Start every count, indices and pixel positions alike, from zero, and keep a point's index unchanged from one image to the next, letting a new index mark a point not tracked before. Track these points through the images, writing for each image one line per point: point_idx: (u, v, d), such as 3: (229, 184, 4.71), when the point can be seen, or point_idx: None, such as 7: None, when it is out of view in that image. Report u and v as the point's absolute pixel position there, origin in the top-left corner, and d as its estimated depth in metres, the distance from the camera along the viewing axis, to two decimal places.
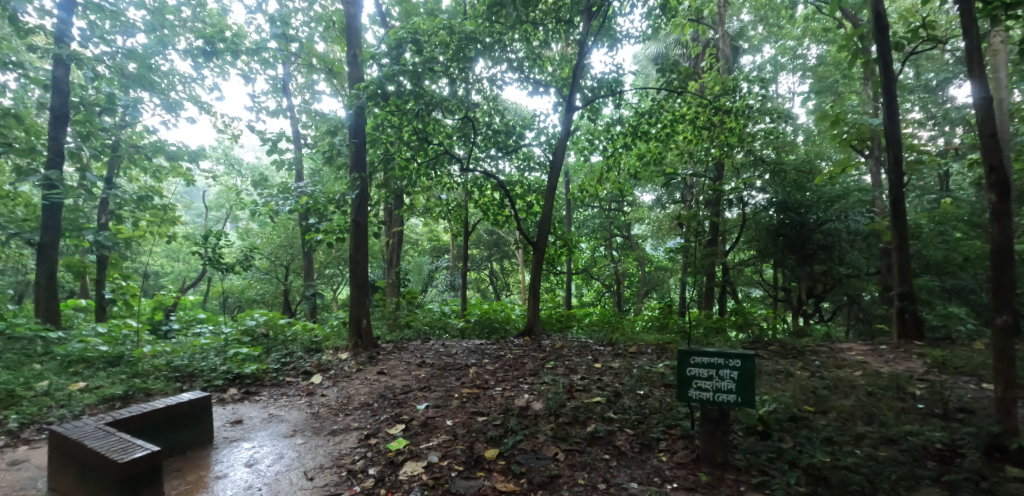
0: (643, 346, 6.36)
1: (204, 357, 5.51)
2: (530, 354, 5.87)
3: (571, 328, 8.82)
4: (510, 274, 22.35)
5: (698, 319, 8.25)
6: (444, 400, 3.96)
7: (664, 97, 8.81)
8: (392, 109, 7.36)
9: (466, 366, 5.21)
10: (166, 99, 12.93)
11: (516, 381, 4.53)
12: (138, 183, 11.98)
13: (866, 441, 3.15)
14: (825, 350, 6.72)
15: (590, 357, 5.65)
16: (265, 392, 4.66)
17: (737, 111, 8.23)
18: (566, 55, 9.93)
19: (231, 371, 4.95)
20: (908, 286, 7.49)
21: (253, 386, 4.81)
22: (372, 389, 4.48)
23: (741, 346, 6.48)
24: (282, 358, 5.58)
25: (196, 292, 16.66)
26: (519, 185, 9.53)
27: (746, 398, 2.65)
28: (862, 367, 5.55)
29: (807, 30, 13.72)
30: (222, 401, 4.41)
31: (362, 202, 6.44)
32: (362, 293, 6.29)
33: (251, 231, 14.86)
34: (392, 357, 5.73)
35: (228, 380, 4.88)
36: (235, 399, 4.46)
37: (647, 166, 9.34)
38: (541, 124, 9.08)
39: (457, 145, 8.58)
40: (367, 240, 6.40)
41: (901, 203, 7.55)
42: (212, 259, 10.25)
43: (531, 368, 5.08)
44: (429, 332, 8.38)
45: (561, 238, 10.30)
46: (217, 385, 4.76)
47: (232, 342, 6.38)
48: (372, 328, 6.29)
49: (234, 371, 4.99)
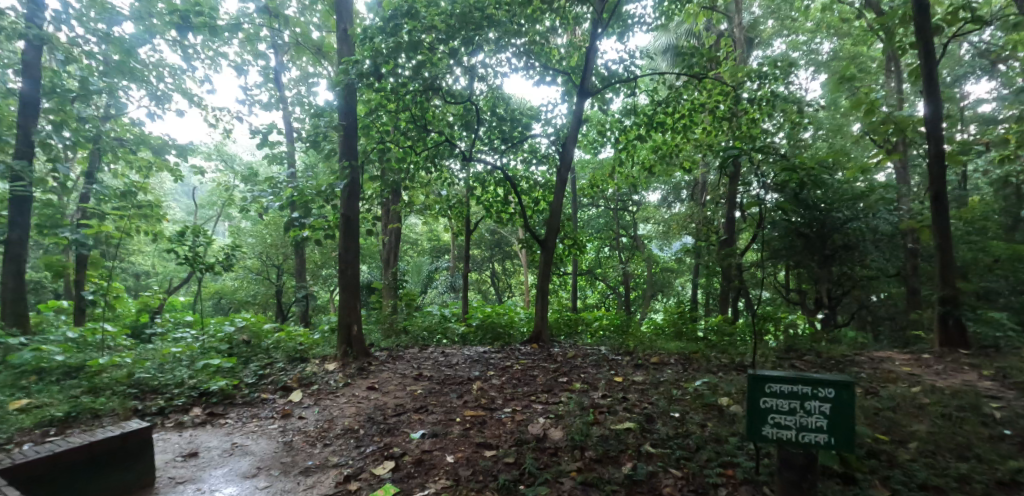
0: (665, 355, 5.73)
1: (172, 370, 4.87)
2: (541, 365, 5.24)
3: (581, 333, 8.19)
4: (512, 275, 21.73)
5: (720, 325, 7.60)
6: (444, 426, 3.32)
7: (683, 84, 8.09)
8: (389, 94, 6.71)
9: (469, 380, 4.57)
10: (154, 91, 12.36)
11: (527, 400, 3.90)
12: (122, 179, 11.36)
13: (974, 487, 2.53)
14: (865, 360, 6.09)
15: (607, 369, 5.02)
16: (233, 413, 4.02)
17: (763, 100, 7.56)
18: (574, 41, 9.25)
19: (196, 386, 4.33)
20: (951, 290, 6.84)
21: (221, 406, 4.17)
22: (359, 409, 3.84)
23: (773, 355, 5.83)
24: (260, 370, 4.95)
25: (186, 293, 16.01)
26: (525, 179, 8.86)
27: (842, 438, 2.03)
28: (916, 381, 4.92)
29: (823, 21, 13.08)
30: (180, 426, 3.77)
31: (352, 192, 5.76)
32: (352, 296, 5.62)
33: (243, 230, 14.23)
34: (384, 368, 5.08)
35: (192, 398, 4.24)
36: (195, 423, 3.83)
37: (662, 160, 8.65)
38: (548, 115, 8.48)
39: (457, 136, 7.91)
40: (360, 236, 5.73)
41: (943, 199, 6.91)
42: (194, 258, 9.59)
43: (543, 383, 4.45)
44: (428, 337, 7.76)
45: (569, 237, 9.64)
46: (178, 404, 4.12)
47: (208, 350, 5.73)
48: (364, 335, 5.63)
49: (201, 387, 4.36)
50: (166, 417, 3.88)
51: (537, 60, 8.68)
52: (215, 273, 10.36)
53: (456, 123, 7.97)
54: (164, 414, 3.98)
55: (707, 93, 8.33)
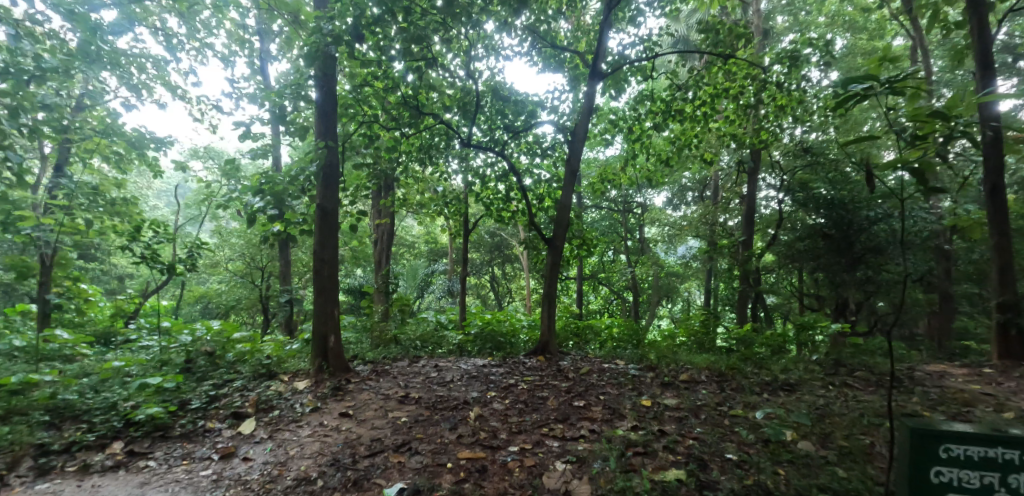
0: (693, 370, 4.91)
1: (103, 392, 4.06)
2: (551, 384, 4.41)
3: (591, 343, 7.36)
4: (513, 279, 20.84)
5: (749, 333, 6.76)
6: (430, 481, 2.57)
7: (707, 67, 7.27)
8: (374, 72, 5.89)
9: (466, 404, 3.75)
10: (130, 81, 11.58)
11: (538, 434, 3.11)
12: (94, 173, 10.56)
13: None
14: (923, 375, 5.26)
15: (630, 389, 4.21)
16: (159, 454, 3.22)
17: (795, 84, 6.75)
18: (583, 23, 8.42)
19: (121, 413, 3.54)
20: (1011, 295, 5.98)
21: (149, 441, 3.38)
22: (324, 449, 3.06)
23: (818, 370, 5.00)
24: (212, 390, 4.15)
25: (168, 297, 15.12)
26: (528, 174, 8.04)
27: None
28: (999, 404, 4.11)
29: (844, 10, 12.25)
30: (85, 473, 2.98)
31: (328, 180, 4.90)
32: (327, 302, 4.77)
33: (227, 231, 13.36)
34: (364, 387, 4.27)
35: (113, 431, 3.44)
36: (106, 469, 3.03)
37: (680, 153, 7.80)
38: (554, 102, 7.67)
39: (456, 123, 7.07)
40: (339, 231, 4.87)
41: (1001, 192, 6.00)
42: (152, 257, 8.55)
43: (556, 409, 3.63)
44: (422, 348, 6.92)
45: (576, 238, 8.80)
46: (93, 441, 3.32)
47: (160, 364, 4.93)
48: (343, 347, 4.80)
49: (127, 418, 3.56)
50: (71, 460, 3.09)
51: (546, 40, 7.83)
52: (189, 275, 9.52)
53: (454, 108, 7.12)
54: (71, 454, 3.18)
55: (729, 76, 7.47)
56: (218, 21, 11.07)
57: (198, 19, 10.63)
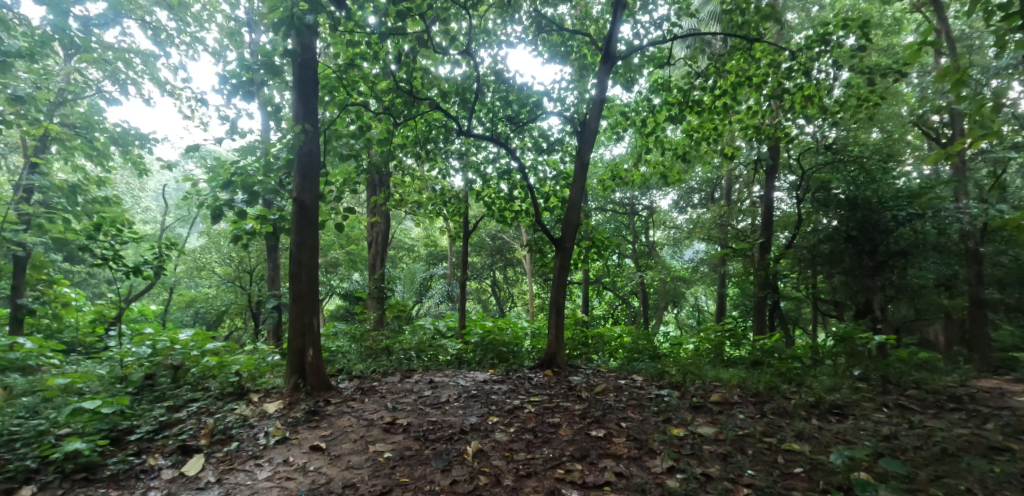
0: (723, 389, 4.30)
1: (34, 417, 3.48)
2: (563, 406, 3.80)
3: (603, 353, 6.74)
4: (515, 284, 20.20)
5: (777, 343, 6.12)
6: None
7: (730, 52, 6.63)
8: (361, 53, 5.24)
9: (462, 436, 3.16)
10: (115, 76, 11.01)
11: (551, 479, 2.58)
12: (74, 171, 10.00)
13: None
14: (986, 394, 4.62)
15: (654, 414, 3.61)
16: None
17: (826, 70, 6.16)
18: (592, 9, 7.73)
19: (39, 449, 2.95)
20: None
21: (71, 485, 2.81)
22: None
23: (866, 390, 4.38)
24: (165, 416, 3.58)
25: (157, 302, 14.52)
26: (533, 171, 7.43)
27: None
28: None
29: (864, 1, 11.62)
30: None
31: (307, 171, 4.28)
32: (305, 310, 4.17)
33: (217, 234, 12.77)
34: (345, 410, 3.69)
35: (30, 472, 2.86)
36: None
37: (698, 147, 7.18)
38: (560, 93, 6.99)
39: (455, 114, 6.42)
40: (319, 230, 4.26)
41: None
42: (114, 257, 7.69)
43: (570, 441, 3.05)
44: (417, 357, 6.30)
45: (585, 240, 8.15)
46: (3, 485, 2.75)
47: (116, 380, 4.36)
48: (323, 362, 4.20)
49: (52, 454, 2.99)
50: None
51: (553, 24, 7.13)
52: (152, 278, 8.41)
53: (453, 98, 6.46)
54: None
55: (752, 63, 6.83)
56: (209, 14, 10.51)
57: (189, 12, 10.05)
